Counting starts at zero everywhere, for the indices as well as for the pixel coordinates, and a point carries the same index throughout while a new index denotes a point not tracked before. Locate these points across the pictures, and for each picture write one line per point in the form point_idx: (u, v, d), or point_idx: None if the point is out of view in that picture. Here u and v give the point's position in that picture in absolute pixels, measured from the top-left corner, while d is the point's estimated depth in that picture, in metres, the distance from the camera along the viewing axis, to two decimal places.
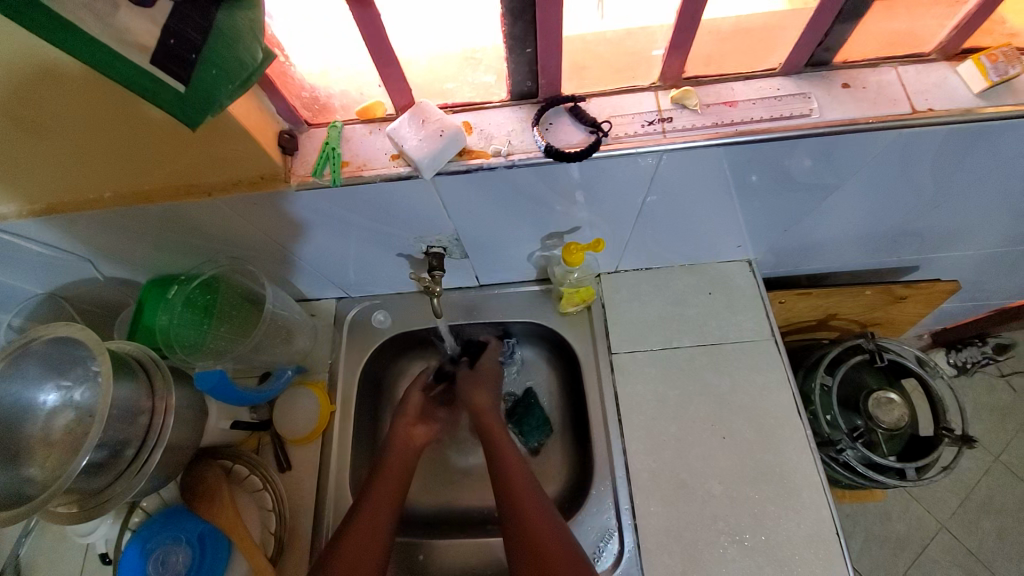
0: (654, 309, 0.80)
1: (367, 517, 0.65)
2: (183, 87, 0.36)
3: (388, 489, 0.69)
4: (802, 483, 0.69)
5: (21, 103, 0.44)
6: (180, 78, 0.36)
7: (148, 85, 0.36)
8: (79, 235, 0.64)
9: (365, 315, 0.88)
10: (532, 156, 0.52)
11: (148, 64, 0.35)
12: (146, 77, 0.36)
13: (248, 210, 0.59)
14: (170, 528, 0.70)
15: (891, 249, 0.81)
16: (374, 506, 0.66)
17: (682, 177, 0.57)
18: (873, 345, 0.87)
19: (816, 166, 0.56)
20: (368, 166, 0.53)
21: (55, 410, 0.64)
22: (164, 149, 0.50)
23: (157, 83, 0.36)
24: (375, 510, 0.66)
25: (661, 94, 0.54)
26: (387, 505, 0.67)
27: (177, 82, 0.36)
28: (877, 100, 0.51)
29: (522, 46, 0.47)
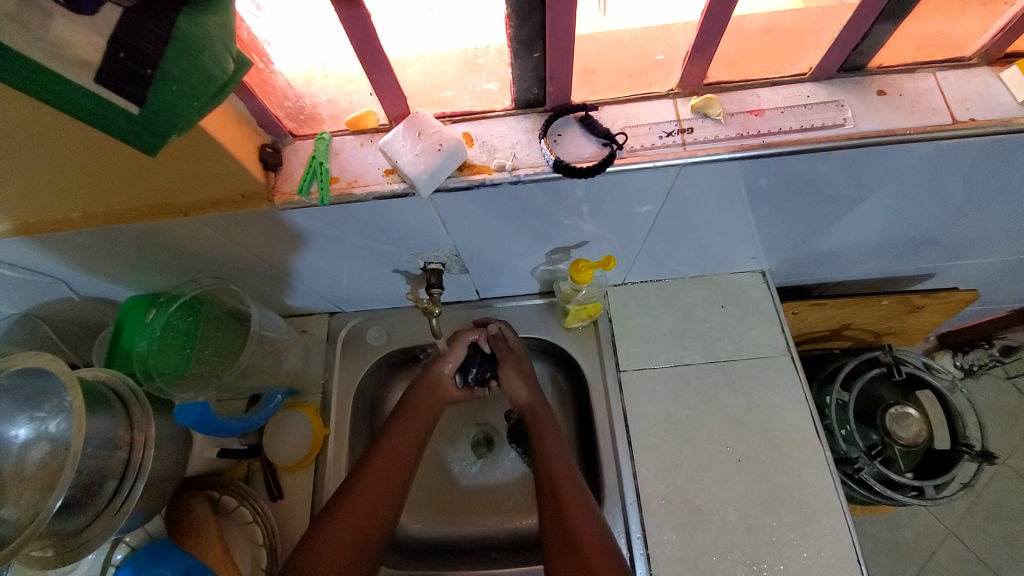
0: (665, 324, 0.77)
1: (378, 472, 0.66)
2: (138, 109, 0.32)
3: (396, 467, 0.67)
4: (822, 508, 0.66)
5: None
6: (134, 99, 0.31)
7: (95, 108, 0.32)
8: (48, 255, 0.59)
9: (360, 331, 0.83)
10: (539, 170, 0.47)
11: (91, 82, 0.30)
12: (92, 99, 0.31)
13: (231, 229, 0.54)
14: (159, 562, 0.64)
15: (911, 258, 0.78)
16: (381, 474, 0.66)
17: (699, 190, 0.53)
18: (890, 358, 0.84)
19: (844, 177, 0.52)
20: (360, 182, 0.48)
21: (27, 444, 0.59)
22: (134, 168, 0.46)
23: (106, 106, 0.32)
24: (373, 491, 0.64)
25: (680, 102, 0.49)
26: (402, 463, 0.68)
27: (129, 104, 0.32)
28: (915, 109, 0.47)
29: (529, 52, 0.42)
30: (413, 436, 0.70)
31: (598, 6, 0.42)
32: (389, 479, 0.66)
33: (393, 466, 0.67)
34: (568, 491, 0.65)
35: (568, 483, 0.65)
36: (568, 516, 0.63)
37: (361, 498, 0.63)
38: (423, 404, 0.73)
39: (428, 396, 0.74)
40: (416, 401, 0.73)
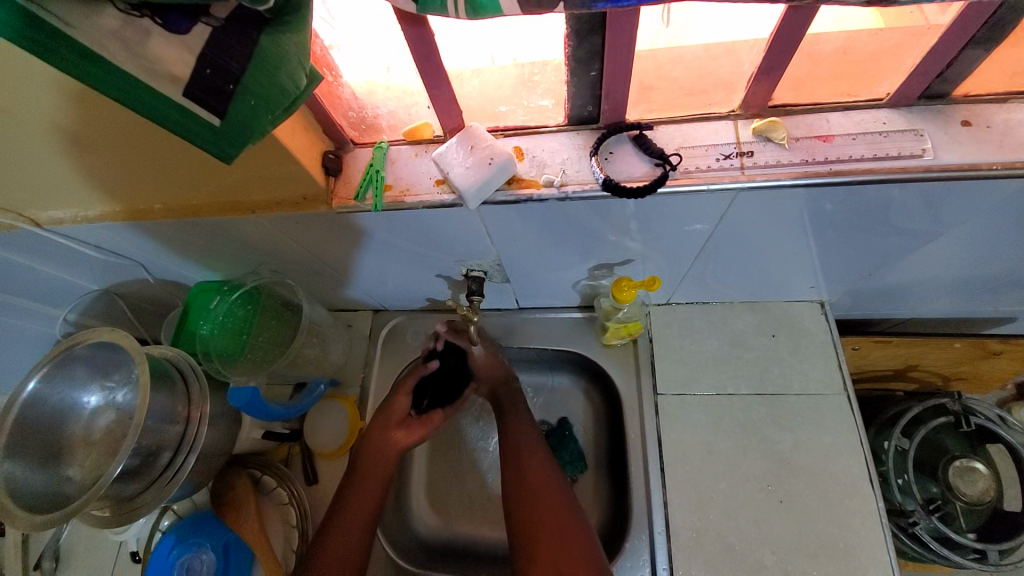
0: (708, 349, 0.74)
1: (347, 523, 0.63)
2: (220, 121, 0.34)
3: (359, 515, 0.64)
4: (871, 563, 0.61)
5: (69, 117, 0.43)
6: (217, 112, 0.34)
7: (184, 120, 0.34)
8: (128, 240, 0.65)
9: (400, 331, 0.85)
10: (588, 188, 0.47)
11: (180, 94, 0.32)
12: (181, 112, 0.34)
13: (289, 227, 0.57)
14: (199, 533, 0.69)
15: (992, 299, 0.71)
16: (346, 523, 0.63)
17: (754, 215, 0.51)
18: (959, 406, 0.76)
19: (919, 210, 0.48)
20: (411, 191, 0.50)
21: (97, 410, 0.65)
22: (208, 166, 0.49)
23: (193, 119, 0.34)
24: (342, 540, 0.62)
25: (741, 124, 0.48)
26: (370, 517, 0.64)
27: (212, 116, 0.34)
28: (1006, 142, 0.43)
29: (586, 70, 0.42)
30: (376, 485, 0.66)
31: (660, 17, 0.40)
32: (353, 524, 0.63)
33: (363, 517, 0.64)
34: (565, 541, 0.58)
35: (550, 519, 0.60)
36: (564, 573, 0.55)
37: (333, 547, 0.61)
38: (378, 445, 0.69)
39: (378, 440, 0.69)
40: (371, 447, 0.69)
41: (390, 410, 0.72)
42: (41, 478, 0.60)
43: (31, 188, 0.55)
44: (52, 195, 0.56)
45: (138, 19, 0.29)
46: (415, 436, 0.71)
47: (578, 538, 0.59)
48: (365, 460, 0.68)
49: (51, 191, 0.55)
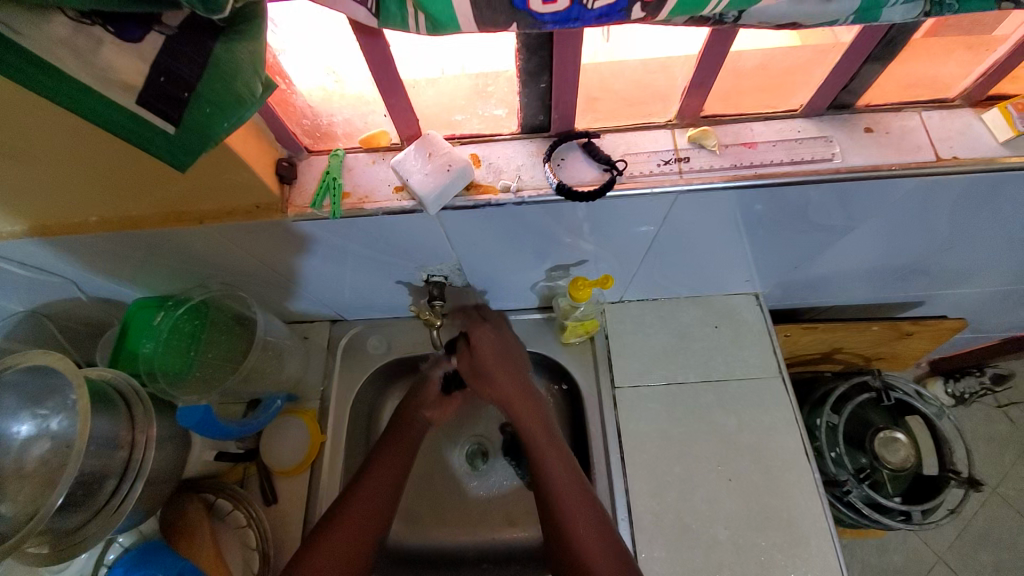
0: (660, 342, 0.78)
1: (365, 501, 0.62)
2: (173, 128, 0.34)
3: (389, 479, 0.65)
4: (811, 530, 0.67)
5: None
6: (170, 119, 0.34)
7: (136, 127, 0.34)
8: (59, 256, 0.60)
9: (360, 339, 0.85)
10: (542, 192, 0.49)
11: (133, 103, 0.32)
12: (133, 118, 0.33)
13: (242, 238, 0.56)
14: (147, 565, 0.65)
15: (900, 286, 0.80)
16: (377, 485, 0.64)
17: (695, 215, 0.55)
18: (880, 383, 0.86)
19: (833, 207, 0.54)
20: (370, 198, 0.50)
21: (29, 440, 0.60)
22: (154, 176, 0.47)
23: (145, 125, 0.34)
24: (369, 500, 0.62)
25: (677, 133, 0.52)
26: (385, 499, 0.63)
27: (166, 123, 0.34)
28: (901, 146, 0.49)
29: (537, 81, 0.45)
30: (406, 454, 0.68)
31: (602, 35, 0.44)
32: (381, 489, 0.64)
33: (378, 498, 0.63)
34: (570, 501, 0.59)
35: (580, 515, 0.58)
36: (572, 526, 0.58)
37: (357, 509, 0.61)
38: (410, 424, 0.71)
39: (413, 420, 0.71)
40: (408, 420, 0.71)
41: (426, 388, 0.75)
42: None
43: None
44: None
45: (90, 28, 0.29)
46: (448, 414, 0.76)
47: (577, 487, 0.60)
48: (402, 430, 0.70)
49: None
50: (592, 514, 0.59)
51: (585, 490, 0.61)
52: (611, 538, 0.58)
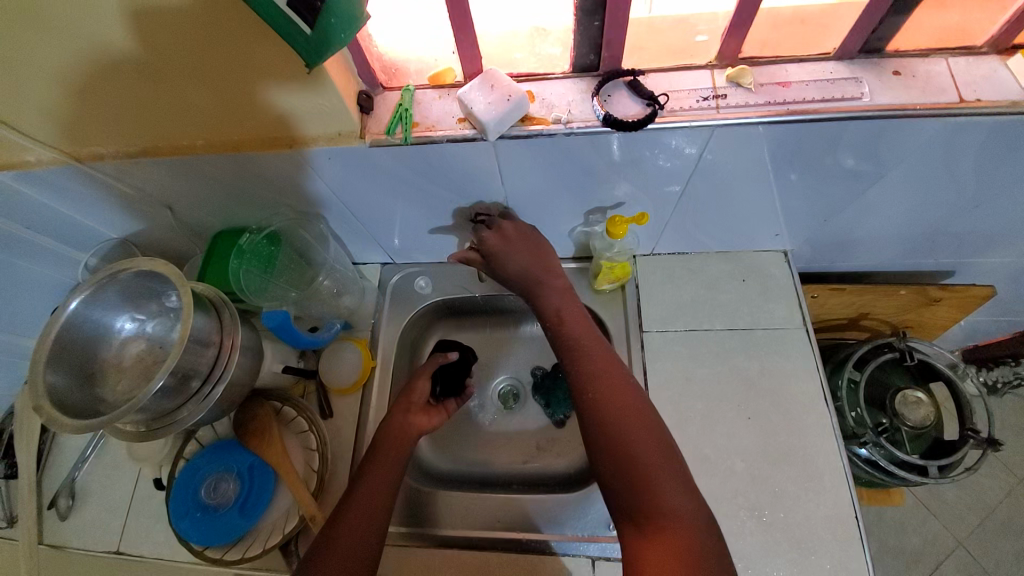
0: (687, 292, 0.83)
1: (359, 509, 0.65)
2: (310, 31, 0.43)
3: (381, 488, 0.67)
4: (825, 467, 0.71)
5: (155, 37, 0.49)
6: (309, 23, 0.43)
7: (283, 24, 0.43)
8: (161, 179, 0.69)
9: (408, 281, 0.93)
10: (590, 124, 0.55)
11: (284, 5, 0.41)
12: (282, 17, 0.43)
13: (321, 164, 0.64)
14: (225, 457, 0.76)
15: (930, 250, 0.82)
16: (367, 495, 0.66)
17: (728, 155, 0.60)
18: (904, 345, 0.87)
19: (861, 149, 0.58)
20: (436, 127, 0.57)
21: (128, 338, 0.70)
22: (259, 99, 0.56)
23: (289, 23, 0.43)
24: (364, 508, 0.65)
25: (716, 72, 0.57)
26: (384, 497, 0.66)
27: (305, 26, 0.43)
28: (926, 88, 0.53)
29: (590, 20, 0.50)
30: (395, 462, 0.70)
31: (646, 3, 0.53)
32: (377, 498, 0.66)
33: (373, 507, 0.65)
34: (598, 375, 0.63)
35: (616, 388, 0.62)
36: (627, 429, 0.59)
37: (353, 519, 0.64)
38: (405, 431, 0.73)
39: (398, 428, 0.74)
40: (394, 428, 0.74)
41: (411, 396, 0.79)
42: (79, 395, 0.64)
43: (86, 121, 0.60)
44: (103, 130, 0.61)
45: None
46: (434, 420, 0.78)
47: (621, 384, 0.63)
48: (388, 437, 0.72)
49: (103, 122, 0.60)
50: (636, 408, 0.61)
51: (632, 389, 0.63)
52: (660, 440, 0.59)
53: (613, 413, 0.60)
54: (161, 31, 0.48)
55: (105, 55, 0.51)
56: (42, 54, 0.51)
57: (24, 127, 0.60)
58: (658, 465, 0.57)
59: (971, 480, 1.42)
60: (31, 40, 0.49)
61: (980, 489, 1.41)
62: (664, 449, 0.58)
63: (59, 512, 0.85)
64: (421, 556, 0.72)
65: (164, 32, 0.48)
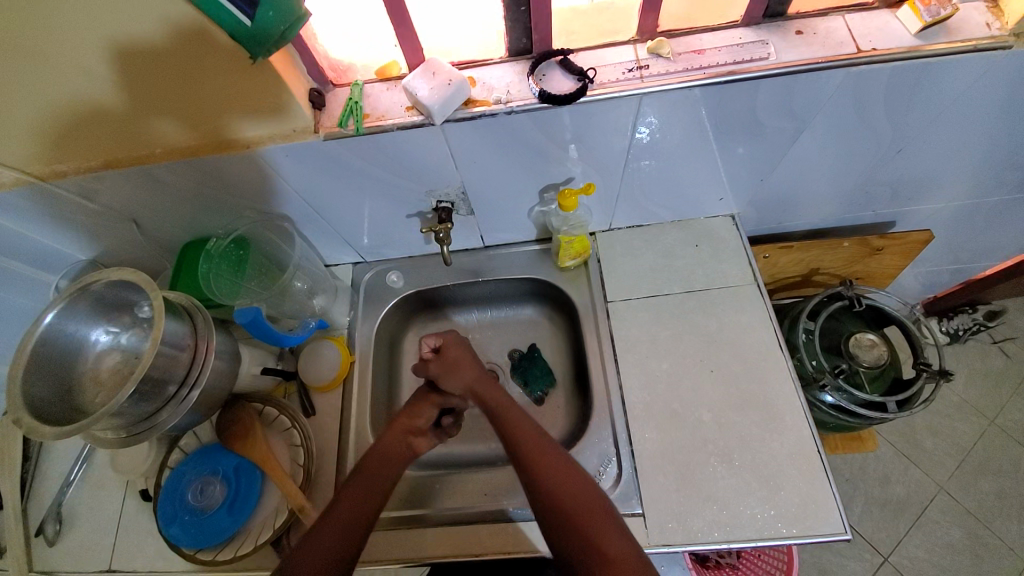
0: (646, 261, 0.88)
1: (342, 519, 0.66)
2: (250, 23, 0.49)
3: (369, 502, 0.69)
4: (786, 408, 0.75)
5: (106, 48, 0.51)
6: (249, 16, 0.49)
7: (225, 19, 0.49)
8: (126, 193, 0.72)
9: (380, 278, 0.96)
10: (528, 102, 0.59)
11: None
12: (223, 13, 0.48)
13: (282, 164, 0.67)
14: (210, 461, 0.77)
15: (865, 202, 0.88)
16: (350, 509, 0.67)
17: (660, 123, 0.65)
18: (852, 292, 0.92)
19: (779, 106, 0.63)
20: (385, 116, 0.61)
21: (103, 352, 0.72)
22: (213, 103, 0.59)
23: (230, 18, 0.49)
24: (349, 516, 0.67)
25: (639, 46, 0.62)
26: (367, 513, 0.68)
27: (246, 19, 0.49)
28: (826, 43, 0.59)
29: (517, 6, 0.55)
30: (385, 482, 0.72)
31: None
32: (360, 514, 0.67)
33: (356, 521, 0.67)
34: (522, 438, 0.72)
35: (542, 452, 0.70)
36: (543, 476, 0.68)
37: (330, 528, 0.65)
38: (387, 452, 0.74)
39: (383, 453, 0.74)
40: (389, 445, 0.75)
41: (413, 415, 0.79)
42: (58, 409, 0.66)
43: (49, 139, 0.62)
44: (65, 147, 0.64)
45: None
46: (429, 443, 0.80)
47: (547, 454, 0.70)
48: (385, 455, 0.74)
49: (62, 138, 0.62)
50: (571, 479, 0.67)
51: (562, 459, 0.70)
52: (598, 504, 0.65)
53: (544, 473, 0.68)
54: (107, 38, 0.50)
55: (56, 72, 0.53)
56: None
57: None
58: (591, 516, 0.64)
59: (945, 426, 1.48)
60: None
61: (955, 434, 1.47)
62: (597, 504, 0.65)
63: (47, 537, 0.86)
64: (412, 535, 0.74)
65: (109, 38, 0.50)
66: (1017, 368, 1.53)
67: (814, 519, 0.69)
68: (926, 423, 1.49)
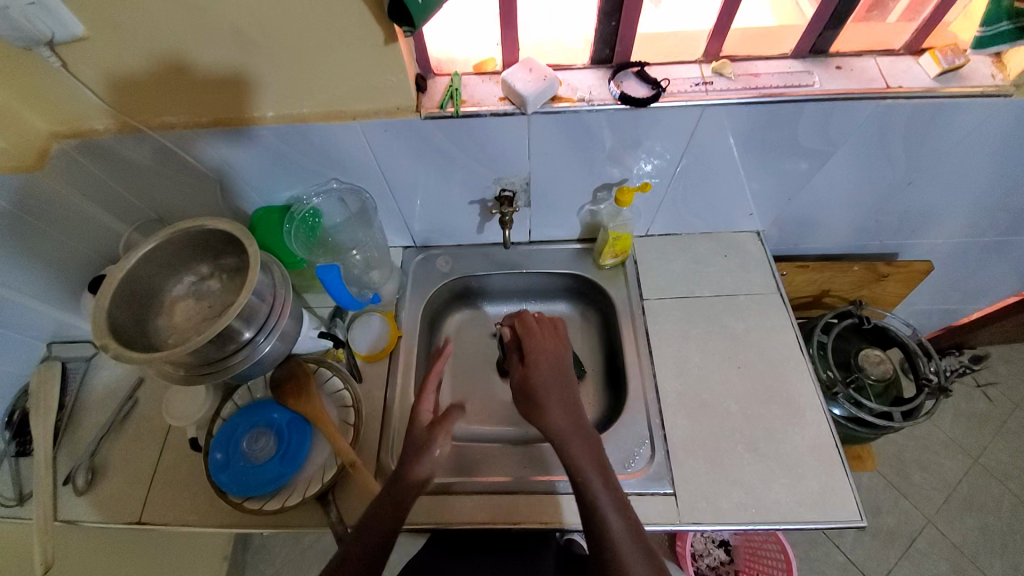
0: (679, 265, 0.97)
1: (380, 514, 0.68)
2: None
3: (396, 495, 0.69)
4: (806, 405, 0.82)
5: (263, 19, 0.59)
6: None
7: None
8: (223, 153, 0.78)
9: (429, 262, 1.01)
10: (608, 102, 0.69)
11: None
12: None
13: (377, 137, 0.74)
14: (264, 413, 0.80)
15: (875, 230, 0.98)
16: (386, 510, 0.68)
17: (713, 136, 0.75)
18: (860, 311, 1.01)
19: (817, 129, 0.73)
20: (481, 103, 0.70)
21: (183, 296, 0.76)
22: (334, 75, 0.67)
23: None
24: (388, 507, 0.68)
25: (704, 66, 0.72)
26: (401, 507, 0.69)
27: None
28: (861, 79, 0.70)
29: (610, 19, 0.66)
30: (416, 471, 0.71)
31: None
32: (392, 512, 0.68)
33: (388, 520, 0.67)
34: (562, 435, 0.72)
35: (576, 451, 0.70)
36: (573, 461, 0.69)
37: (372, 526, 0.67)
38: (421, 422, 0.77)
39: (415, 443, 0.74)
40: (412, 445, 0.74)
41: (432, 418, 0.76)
42: (141, 341, 0.70)
43: (172, 91, 0.69)
44: (184, 100, 0.70)
45: None
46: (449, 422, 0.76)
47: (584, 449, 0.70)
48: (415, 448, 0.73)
49: (187, 92, 0.69)
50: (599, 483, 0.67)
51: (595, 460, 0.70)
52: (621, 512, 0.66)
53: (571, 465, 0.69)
54: (268, 9, 0.58)
55: (208, 25, 0.60)
56: (154, 21, 0.59)
57: (117, 91, 0.68)
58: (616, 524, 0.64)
59: (933, 462, 1.55)
60: (154, 12, 0.58)
61: (942, 470, 1.54)
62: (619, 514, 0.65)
63: (77, 487, 0.83)
64: (451, 500, 0.78)
65: (271, 9, 0.58)
66: (999, 412, 1.63)
67: (832, 505, 0.74)
68: (915, 458, 1.56)
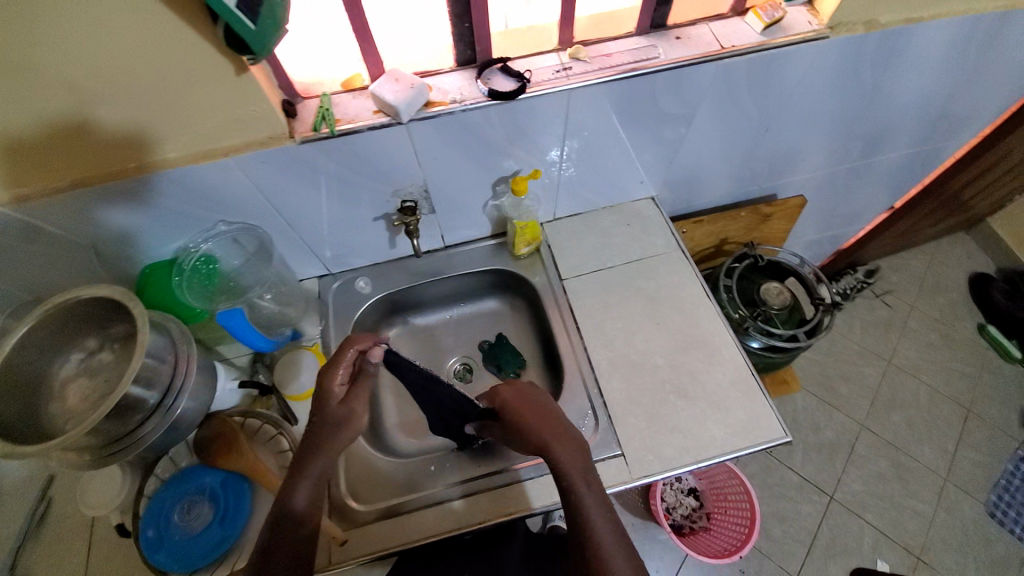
0: (589, 241, 1.02)
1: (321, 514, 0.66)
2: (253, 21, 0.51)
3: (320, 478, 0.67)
4: (722, 344, 0.89)
5: (103, 65, 0.56)
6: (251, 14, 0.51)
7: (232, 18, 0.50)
8: (88, 218, 0.72)
9: (347, 287, 1.00)
10: (479, 100, 0.71)
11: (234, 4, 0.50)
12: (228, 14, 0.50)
13: (257, 170, 0.72)
14: (195, 480, 0.75)
15: (752, 176, 1.08)
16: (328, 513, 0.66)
17: (586, 116, 0.80)
18: (754, 251, 1.11)
19: (674, 95, 0.80)
20: (355, 120, 0.70)
21: (74, 374, 0.70)
22: (196, 113, 0.64)
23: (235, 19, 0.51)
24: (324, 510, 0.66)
25: (562, 53, 0.77)
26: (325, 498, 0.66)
27: (248, 18, 0.51)
28: (698, 44, 0.77)
29: (463, 21, 0.69)
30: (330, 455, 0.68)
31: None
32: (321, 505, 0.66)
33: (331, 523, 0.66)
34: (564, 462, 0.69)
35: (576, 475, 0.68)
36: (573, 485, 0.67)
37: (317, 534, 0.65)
38: (317, 434, 0.69)
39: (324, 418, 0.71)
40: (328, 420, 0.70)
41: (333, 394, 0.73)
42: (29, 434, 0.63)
43: (13, 159, 0.63)
44: (30, 167, 0.64)
45: None
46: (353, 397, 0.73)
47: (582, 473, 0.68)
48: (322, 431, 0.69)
49: (31, 158, 0.63)
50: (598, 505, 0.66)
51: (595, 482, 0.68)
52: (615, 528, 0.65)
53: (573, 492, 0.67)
54: (106, 55, 0.55)
55: (38, 81, 0.55)
56: None
57: None
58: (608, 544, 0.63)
59: (854, 372, 1.73)
60: None
61: (863, 377, 1.72)
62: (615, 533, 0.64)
63: None
64: (412, 518, 0.77)
65: (109, 52, 0.55)
66: (899, 314, 1.84)
67: (760, 428, 0.81)
68: (839, 372, 1.73)
